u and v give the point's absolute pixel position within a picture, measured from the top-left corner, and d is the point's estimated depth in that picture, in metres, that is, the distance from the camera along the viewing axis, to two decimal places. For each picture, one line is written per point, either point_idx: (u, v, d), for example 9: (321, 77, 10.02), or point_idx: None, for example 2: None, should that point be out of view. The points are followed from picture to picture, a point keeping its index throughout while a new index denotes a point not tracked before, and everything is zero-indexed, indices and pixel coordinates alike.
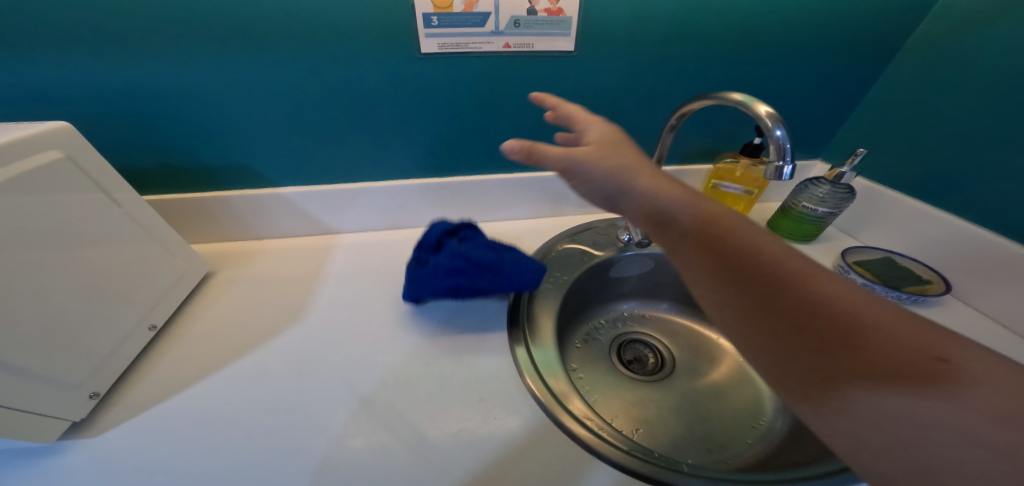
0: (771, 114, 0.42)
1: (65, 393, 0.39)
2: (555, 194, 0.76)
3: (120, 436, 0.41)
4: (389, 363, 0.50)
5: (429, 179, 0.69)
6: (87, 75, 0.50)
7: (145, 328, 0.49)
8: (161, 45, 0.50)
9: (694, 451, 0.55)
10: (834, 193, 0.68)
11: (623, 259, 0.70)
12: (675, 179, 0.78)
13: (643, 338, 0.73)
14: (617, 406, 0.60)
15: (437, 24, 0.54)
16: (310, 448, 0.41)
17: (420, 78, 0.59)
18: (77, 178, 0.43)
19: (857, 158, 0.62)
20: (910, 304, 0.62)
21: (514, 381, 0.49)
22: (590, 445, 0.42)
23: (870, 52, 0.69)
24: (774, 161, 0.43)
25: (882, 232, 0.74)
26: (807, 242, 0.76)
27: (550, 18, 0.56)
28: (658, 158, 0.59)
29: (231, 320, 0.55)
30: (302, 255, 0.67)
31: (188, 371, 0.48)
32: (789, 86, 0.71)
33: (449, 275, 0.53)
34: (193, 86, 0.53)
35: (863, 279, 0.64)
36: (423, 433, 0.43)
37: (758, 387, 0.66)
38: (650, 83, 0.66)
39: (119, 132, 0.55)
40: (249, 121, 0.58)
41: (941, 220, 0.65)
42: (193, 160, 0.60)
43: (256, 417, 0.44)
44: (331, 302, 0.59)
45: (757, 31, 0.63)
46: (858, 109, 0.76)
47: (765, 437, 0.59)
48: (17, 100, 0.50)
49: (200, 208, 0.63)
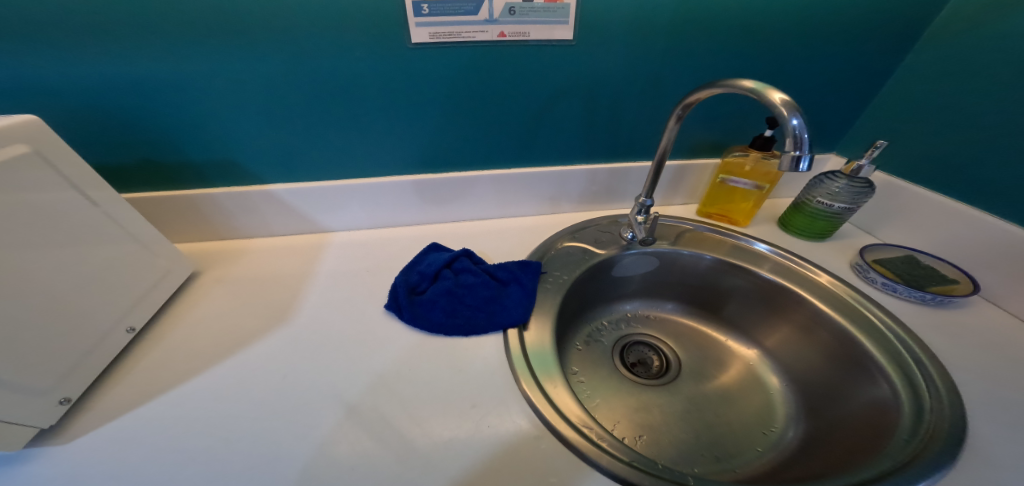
0: (786, 101, 0.39)
1: (32, 399, 0.38)
2: (555, 191, 0.73)
3: (91, 443, 0.40)
4: (376, 366, 0.48)
5: (423, 175, 0.67)
6: (62, 69, 0.48)
7: (123, 330, 0.47)
8: (139, 36, 0.48)
9: (700, 459, 0.52)
10: (851, 187, 0.64)
11: (626, 258, 0.67)
12: (680, 174, 0.75)
13: (647, 340, 0.70)
14: (619, 411, 0.57)
15: (428, 12, 0.52)
16: (288, 457, 0.39)
17: (411, 69, 0.56)
18: (46, 175, 0.41)
19: (876, 150, 0.58)
20: (935, 305, 0.58)
21: (508, 386, 0.46)
22: (588, 455, 0.39)
23: (887, 40, 0.65)
24: (790, 152, 0.39)
25: (902, 228, 0.70)
26: (821, 239, 0.72)
27: (547, 5, 0.54)
28: (663, 151, 0.56)
29: (214, 322, 0.53)
30: (291, 254, 0.65)
31: (166, 375, 0.46)
32: (801, 75, 0.67)
33: (449, 315, 0.53)
34: (173, 80, 0.51)
35: (883, 279, 0.60)
36: (408, 442, 0.40)
37: (769, 392, 0.63)
38: (654, 73, 0.63)
39: (98, 128, 0.54)
40: (234, 115, 0.56)
41: (968, 216, 0.61)
42: (176, 157, 0.58)
43: (232, 423, 0.42)
44: (319, 303, 0.56)
45: (767, 17, 0.59)
46: (878, 99, 0.72)
47: (776, 446, 0.56)
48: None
49: (186, 205, 0.62)
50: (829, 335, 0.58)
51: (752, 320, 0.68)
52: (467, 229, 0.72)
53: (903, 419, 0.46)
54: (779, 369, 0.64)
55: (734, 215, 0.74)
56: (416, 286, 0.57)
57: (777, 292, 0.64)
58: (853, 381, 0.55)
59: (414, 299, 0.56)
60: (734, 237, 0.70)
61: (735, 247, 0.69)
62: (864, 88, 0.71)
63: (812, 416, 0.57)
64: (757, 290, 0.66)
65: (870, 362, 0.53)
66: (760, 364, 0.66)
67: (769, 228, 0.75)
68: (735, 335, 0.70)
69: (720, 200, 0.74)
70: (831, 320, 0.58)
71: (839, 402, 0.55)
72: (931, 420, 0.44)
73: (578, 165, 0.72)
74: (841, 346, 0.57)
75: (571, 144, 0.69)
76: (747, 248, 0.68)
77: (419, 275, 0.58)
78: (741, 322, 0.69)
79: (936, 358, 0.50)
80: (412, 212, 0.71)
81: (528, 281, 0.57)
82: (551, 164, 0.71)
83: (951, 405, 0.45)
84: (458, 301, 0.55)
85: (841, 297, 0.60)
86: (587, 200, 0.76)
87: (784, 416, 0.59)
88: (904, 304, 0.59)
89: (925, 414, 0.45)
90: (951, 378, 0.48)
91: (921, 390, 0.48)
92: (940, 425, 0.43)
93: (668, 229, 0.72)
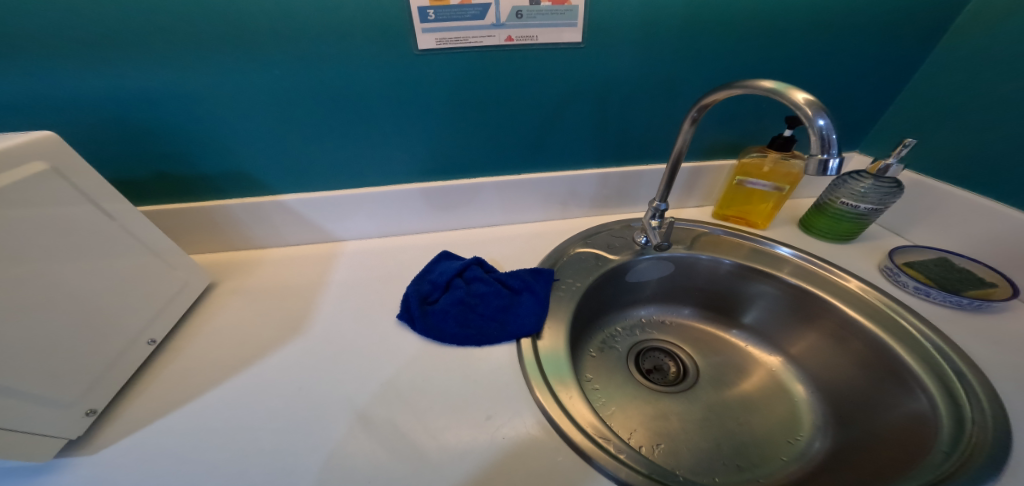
0: (810, 101, 0.37)
1: (60, 411, 0.39)
2: (567, 195, 0.72)
3: (112, 455, 0.40)
4: (390, 377, 0.47)
5: (430, 183, 0.67)
6: (79, 84, 0.50)
7: (144, 342, 0.48)
8: (154, 51, 0.49)
9: (722, 469, 0.50)
10: (878, 188, 0.62)
11: (640, 263, 0.66)
12: (695, 177, 0.73)
13: (664, 345, 0.68)
14: (635, 419, 0.55)
15: (433, 18, 0.52)
16: (301, 467, 0.39)
17: (418, 76, 0.56)
18: (65, 190, 0.42)
19: (904, 149, 0.56)
20: (972, 310, 0.55)
21: (523, 396, 0.45)
22: (605, 467, 0.38)
23: (913, 32, 0.63)
24: (816, 154, 0.37)
25: (933, 229, 0.67)
26: (845, 241, 0.69)
27: (555, 8, 0.53)
28: (678, 154, 0.54)
29: (229, 333, 0.53)
30: (305, 264, 0.65)
31: (185, 387, 0.47)
32: (821, 72, 0.65)
33: (457, 324, 0.52)
34: (187, 92, 0.52)
35: (916, 282, 0.57)
36: (422, 453, 0.40)
37: (794, 400, 0.60)
38: (665, 74, 0.61)
39: (115, 142, 0.55)
40: (245, 126, 0.57)
41: (1004, 214, 0.58)
42: (190, 168, 0.59)
43: (247, 433, 0.42)
44: (332, 313, 0.57)
45: (784, 13, 0.57)
46: (903, 94, 0.69)
47: (802, 456, 0.54)
48: (9, 109, 0.50)
49: (200, 217, 0.63)
50: (860, 342, 0.56)
51: (775, 327, 0.66)
52: (477, 236, 0.71)
53: (942, 432, 0.44)
54: (805, 377, 0.62)
55: (752, 217, 0.71)
56: (427, 295, 0.57)
57: (802, 297, 0.62)
58: (886, 392, 0.53)
59: (424, 308, 0.55)
60: (754, 240, 0.68)
61: (754, 250, 0.67)
62: (888, 84, 0.69)
63: (840, 427, 0.55)
64: (781, 294, 0.64)
65: (906, 372, 0.50)
66: (785, 371, 0.64)
67: (790, 230, 0.72)
68: (757, 341, 0.67)
69: (737, 202, 0.72)
70: (861, 327, 0.56)
71: (871, 413, 0.53)
72: (972, 432, 0.42)
73: (590, 169, 0.70)
74: (873, 355, 0.54)
75: (581, 149, 0.68)
76: (768, 251, 0.66)
77: (430, 285, 0.58)
78: (763, 328, 0.67)
79: (978, 368, 0.48)
80: (420, 220, 0.71)
81: (541, 289, 0.57)
82: (563, 169, 0.70)
83: (996, 418, 0.42)
84: (467, 311, 0.54)
85: (873, 304, 0.57)
86: (599, 204, 0.75)
87: (811, 426, 0.57)
88: (936, 309, 0.56)
89: (966, 425, 0.43)
90: (995, 389, 0.45)
91: (963, 402, 0.45)
92: (984, 439, 0.41)
93: (683, 233, 0.70)
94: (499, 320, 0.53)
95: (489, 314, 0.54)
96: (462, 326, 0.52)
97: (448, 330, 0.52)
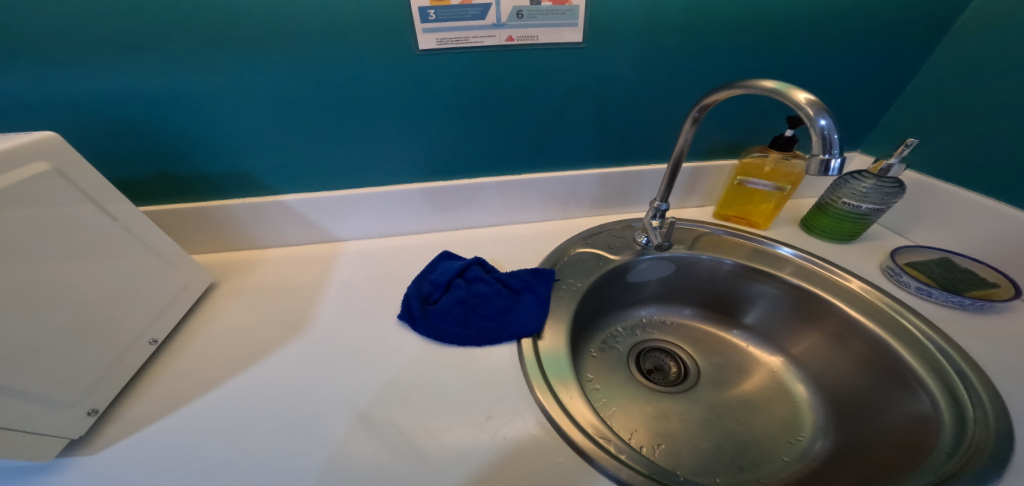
0: (812, 101, 0.37)
1: (62, 411, 0.39)
2: (568, 195, 0.72)
3: (114, 455, 0.40)
4: (390, 377, 0.47)
5: (431, 183, 0.67)
6: (81, 84, 0.50)
7: (145, 342, 0.49)
8: (155, 51, 0.49)
9: (723, 469, 0.50)
10: (879, 187, 0.62)
11: (641, 263, 0.66)
12: (696, 177, 0.73)
13: (664, 345, 0.68)
14: (635, 419, 0.55)
15: (434, 18, 0.52)
16: (302, 467, 0.39)
17: (419, 76, 0.56)
18: (67, 190, 0.43)
19: (906, 149, 0.55)
20: (974, 310, 0.55)
21: (523, 396, 0.45)
22: (605, 467, 0.38)
23: (915, 31, 0.62)
24: (818, 154, 0.37)
25: (936, 229, 0.66)
26: (847, 241, 0.69)
27: (555, 8, 0.53)
28: (678, 154, 0.54)
29: (230, 333, 0.53)
30: (306, 264, 0.66)
31: (186, 387, 0.47)
32: (823, 71, 0.64)
33: (458, 324, 0.52)
34: (189, 92, 0.52)
35: (918, 283, 0.57)
36: (422, 453, 0.40)
37: (795, 401, 0.60)
38: (666, 74, 0.61)
39: (117, 143, 0.55)
40: (246, 126, 0.57)
41: (1006, 214, 0.58)
42: (191, 168, 0.59)
43: (248, 432, 0.42)
44: (333, 313, 0.57)
45: (786, 12, 0.57)
46: (905, 94, 0.69)
47: (803, 457, 0.54)
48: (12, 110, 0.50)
49: (201, 217, 0.63)
50: (861, 342, 0.56)
51: (776, 328, 0.66)
52: (478, 236, 0.71)
53: (944, 433, 0.44)
54: (807, 377, 0.62)
55: (754, 217, 0.71)
56: (427, 295, 0.57)
57: (803, 297, 0.61)
58: (888, 392, 0.52)
59: (424, 308, 0.55)
60: (755, 240, 0.68)
61: (755, 251, 0.67)
62: (890, 84, 0.68)
63: (842, 428, 0.55)
64: (782, 295, 0.63)
65: (907, 372, 0.50)
66: (786, 372, 0.64)
67: (791, 230, 0.72)
68: (758, 342, 0.67)
69: (739, 202, 0.72)
70: (863, 328, 0.56)
71: (873, 413, 0.53)
72: (973, 433, 0.42)
73: (591, 169, 0.70)
74: (874, 355, 0.54)
75: (582, 148, 0.68)
76: (769, 251, 0.66)
77: (430, 285, 0.57)
78: (764, 328, 0.67)
79: (980, 368, 0.48)
80: (420, 220, 0.71)
81: (542, 289, 0.57)
82: (563, 169, 0.70)
83: (998, 419, 0.42)
84: (467, 311, 0.54)
85: (874, 304, 0.57)
86: (600, 204, 0.75)
87: (812, 426, 0.57)
88: (937, 309, 0.56)
89: (968, 426, 0.43)
90: (998, 390, 0.45)
91: (965, 402, 0.45)
92: (986, 440, 0.41)
93: (684, 233, 0.70)
94: (500, 320, 0.53)
95: (490, 314, 0.54)
96: (462, 326, 0.52)
97: (448, 330, 0.52)
